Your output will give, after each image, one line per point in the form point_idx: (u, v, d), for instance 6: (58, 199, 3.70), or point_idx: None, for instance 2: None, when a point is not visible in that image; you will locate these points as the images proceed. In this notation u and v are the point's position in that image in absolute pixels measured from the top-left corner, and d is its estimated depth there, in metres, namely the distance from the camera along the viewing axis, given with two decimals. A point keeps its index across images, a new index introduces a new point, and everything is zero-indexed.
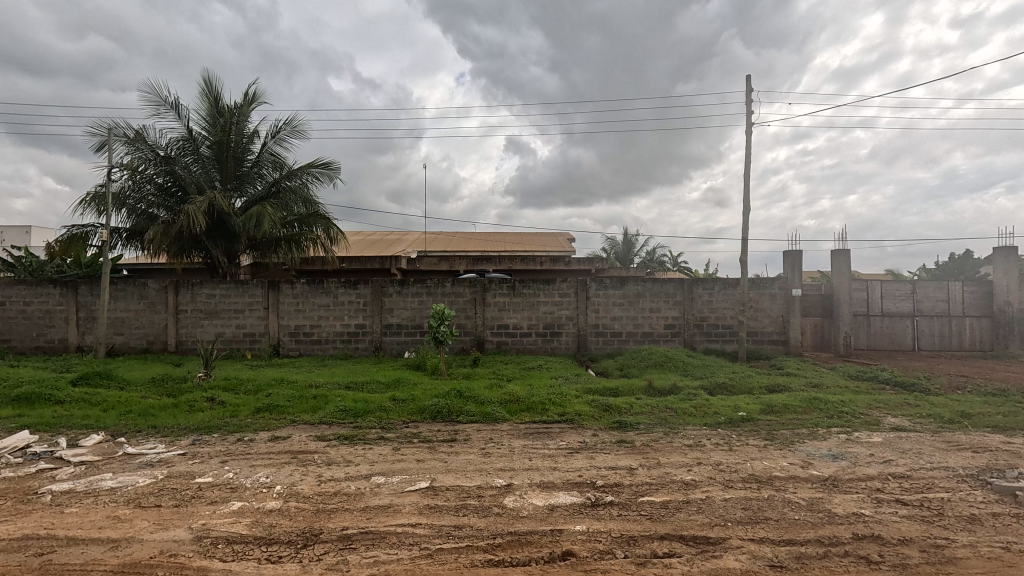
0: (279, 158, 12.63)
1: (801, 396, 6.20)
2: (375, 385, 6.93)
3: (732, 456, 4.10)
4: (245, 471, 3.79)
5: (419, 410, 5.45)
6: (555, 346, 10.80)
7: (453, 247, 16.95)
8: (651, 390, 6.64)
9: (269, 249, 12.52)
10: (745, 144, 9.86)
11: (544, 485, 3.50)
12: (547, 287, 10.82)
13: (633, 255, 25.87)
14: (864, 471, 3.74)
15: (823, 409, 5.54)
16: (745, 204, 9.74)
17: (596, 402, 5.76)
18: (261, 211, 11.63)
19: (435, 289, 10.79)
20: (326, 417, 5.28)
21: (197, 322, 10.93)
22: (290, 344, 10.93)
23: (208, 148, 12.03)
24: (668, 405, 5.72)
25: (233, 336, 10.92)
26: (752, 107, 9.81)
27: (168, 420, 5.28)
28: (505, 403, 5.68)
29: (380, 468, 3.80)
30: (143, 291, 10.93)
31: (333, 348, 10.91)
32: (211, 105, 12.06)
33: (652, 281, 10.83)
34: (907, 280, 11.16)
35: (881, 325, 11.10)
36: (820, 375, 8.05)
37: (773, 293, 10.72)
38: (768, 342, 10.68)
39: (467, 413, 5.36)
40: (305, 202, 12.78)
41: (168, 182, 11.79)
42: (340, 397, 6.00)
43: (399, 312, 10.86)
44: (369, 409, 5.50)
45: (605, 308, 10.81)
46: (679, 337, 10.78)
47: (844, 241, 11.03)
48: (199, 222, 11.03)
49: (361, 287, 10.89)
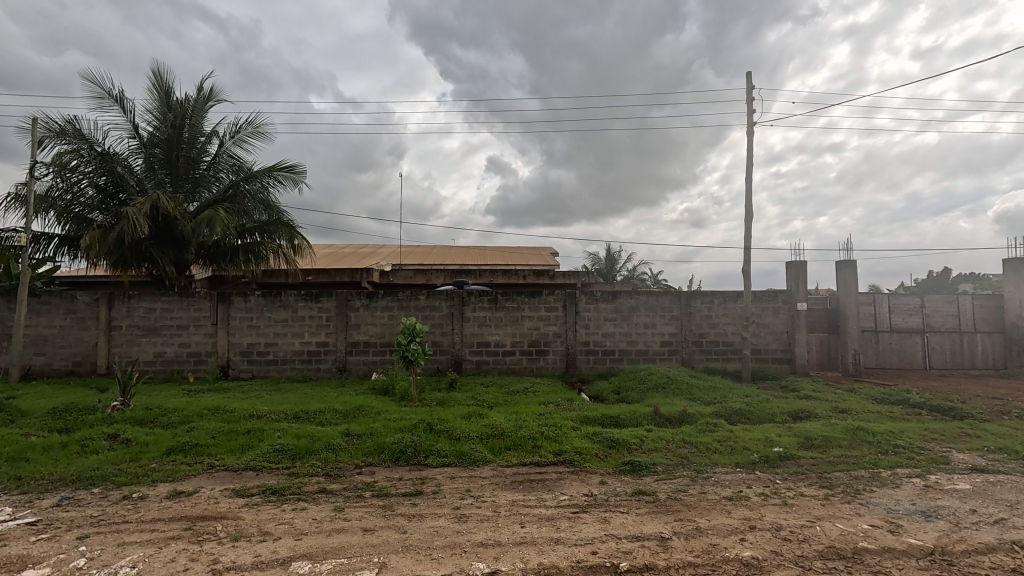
0: (238, 161, 11.46)
1: (837, 424, 5.23)
2: (331, 416, 5.74)
3: (790, 514, 3.07)
4: (106, 557, 2.57)
5: (378, 449, 4.31)
6: (541, 366, 9.74)
7: (430, 260, 15.85)
8: (658, 419, 5.62)
9: (224, 258, 11.24)
10: (747, 147, 9.15)
11: (544, 572, 2.40)
12: (533, 300, 9.78)
13: (617, 272, 25.14)
14: (978, 538, 2.74)
15: (872, 442, 4.57)
16: (747, 210, 9.00)
17: (599, 435, 4.69)
18: (213, 215, 10.38)
19: (408, 303, 9.68)
20: (255, 461, 4.09)
21: (134, 341, 9.56)
22: (241, 364, 9.62)
23: (156, 146, 10.77)
24: (686, 438, 4.71)
25: (175, 356, 9.57)
26: (753, 105, 9.12)
27: (42, 468, 4.02)
28: (488, 438, 4.57)
29: (307, 548, 2.63)
30: (71, 305, 9.55)
31: (291, 369, 9.63)
32: (162, 99, 10.88)
33: (647, 294, 9.89)
34: (916, 294, 10.46)
35: (890, 341, 10.33)
36: (841, 398, 7.12)
37: (776, 307, 9.89)
38: (772, 361, 9.83)
39: (438, 453, 4.22)
40: (265, 208, 11.57)
41: (106, 182, 10.32)
42: (282, 433, 4.81)
43: (366, 328, 9.68)
44: (315, 449, 4.32)
45: (596, 324, 9.82)
46: (677, 355, 9.83)
47: (849, 252, 10.32)
48: (142, 226, 9.71)
49: (324, 300, 9.68)
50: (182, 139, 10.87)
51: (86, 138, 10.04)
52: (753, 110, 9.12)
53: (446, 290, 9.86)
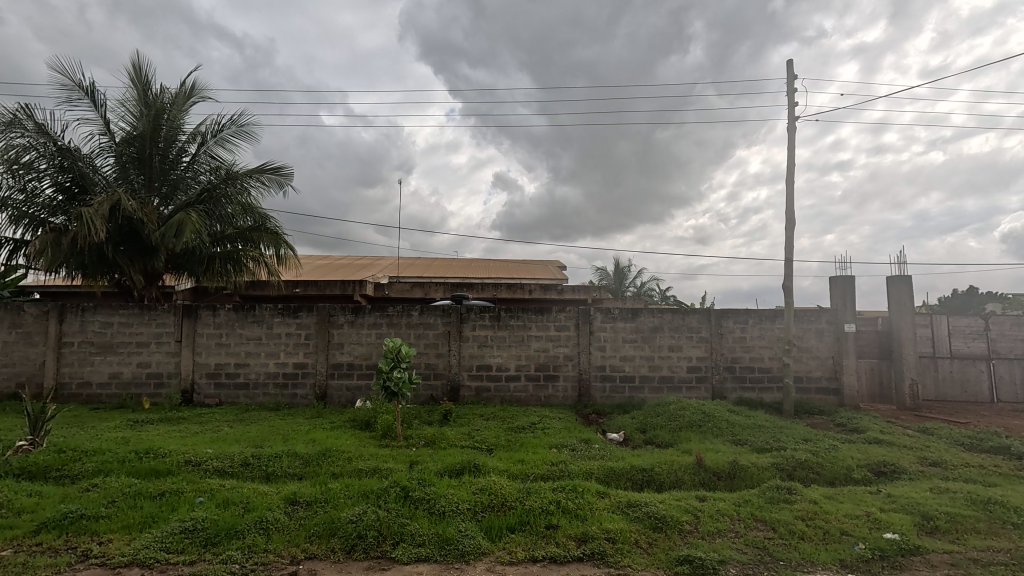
0: (219, 161, 10.38)
1: (947, 490, 3.95)
2: (288, 465, 4.50)
3: None
4: None
5: (328, 530, 3.07)
6: (550, 394, 8.47)
7: (430, 273, 14.71)
8: (703, 476, 4.39)
9: (198, 266, 10.11)
10: (790, 145, 7.95)
11: None
12: (541, 318, 8.56)
13: (625, 288, 23.87)
14: None
15: (1022, 527, 3.27)
16: (791, 217, 7.77)
17: (635, 507, 3.42)
18: (185, 219, 9.27)
19: (398, 320, 8.49)
20: (149, 550, 2.86)
21: (87, 360, 8.40)
22: (207, 388, 8.43)
23: (128, 143, 9.71)
24: (756, 513, 3.43)
25: (133, 378, 8.39)
26: (796, 98, 7.99)
27: None
28: (483, 512, 3.32)
29: None
30: (18, 318, 8.42)
31: (262, 396, 8.41)
32: (137, 92, 9.86)
33: (672, 312, 8.64)
34: (979, 316, 9.16)
35: (951, 370, 8.99)
36: (920, 443, 5.81)
37: (820, 329, 8.61)
38: (817, 391, 8.53)
39: (412, 537, 2.98)
40: (246, 212, 10.46)
41: (68, 180, 9.24)
42: (207, 498, 3.56)
43: (351, 348, 8.47)
44: (239, 528, 3.07)
45: (613, 347, 8.57)
46: (706, 383, 8.54)
47: (903, 266, 9.04)
48: (99, 229, 8.58)
49: (303, 315, 8.49)
50: (157, 137, 9.81)
51: (48, 131, 8.98)
52: (798, 103, 7.97)
53: (442, 305, 8.66)
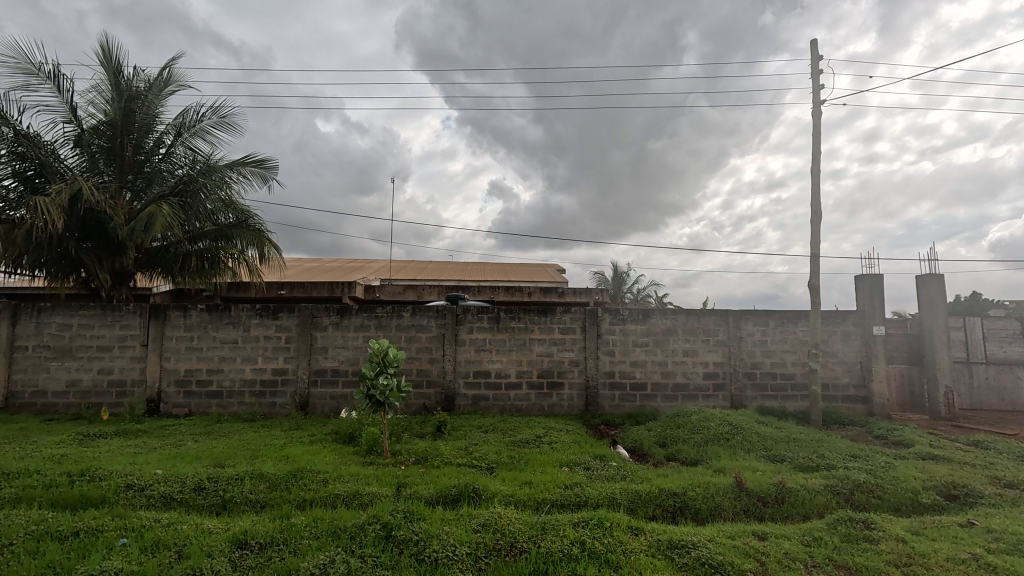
0: (197, 152, 9.63)
1: None
2: (250, 490, 3.73)
3: None
4: None
5: None
6: (554, 403, 7.73)
7: (424, 275, 13.95)
8: (748, 502, 3.66)
9: (172, 264, 9.33)
10: (815, 131, 7.29)
11: None
12: (544, 320, 7.83)
13: (625, 293, 23.19)
14: None
15: None
16: (819, 208, 7.10)
17: (682, 550, 2.68)
18: (155, 211, 8.49)
19: (387, 321, 7.74)
20: None
21: (41, 366, 7.57)
22: (175, 397, 7.62)
23: (97, 131, 8.93)
24: (833, 557, 2.69)
25: (93, 386, 7.57)
26: (820, 81, 7.36)
27: None
28: (487, 557, 2.58)
29: None
30: None
31: (237, 405, 7.62)
32: (107, 78, 9.12)
33: (686, 314, 7.94)
34: (1015, 317, 8.53)
35: (987, 377, 8.31)
36: (981, 459, 5.10)
37: (847, 332, 7.92)
38: (844, 400, 7.83)
39: None
40: (226, 206, 9.69)
41: (28, 169, 8.46)
42: (132, 539, 2.78)
43: (335, 353, 7.71)
44: None
45: (623, 351, 7.85)
46: (724, 391, 7.82)
47: (933, 264, 8.40)
48: (57, 220, 7.76)
49: (282, 316, 7.71)
50: (129, 125, 9.05)
51: (5, 116, 8.21)
52: (823, 86, 7.32)
53: (436, 306, 7.91)
